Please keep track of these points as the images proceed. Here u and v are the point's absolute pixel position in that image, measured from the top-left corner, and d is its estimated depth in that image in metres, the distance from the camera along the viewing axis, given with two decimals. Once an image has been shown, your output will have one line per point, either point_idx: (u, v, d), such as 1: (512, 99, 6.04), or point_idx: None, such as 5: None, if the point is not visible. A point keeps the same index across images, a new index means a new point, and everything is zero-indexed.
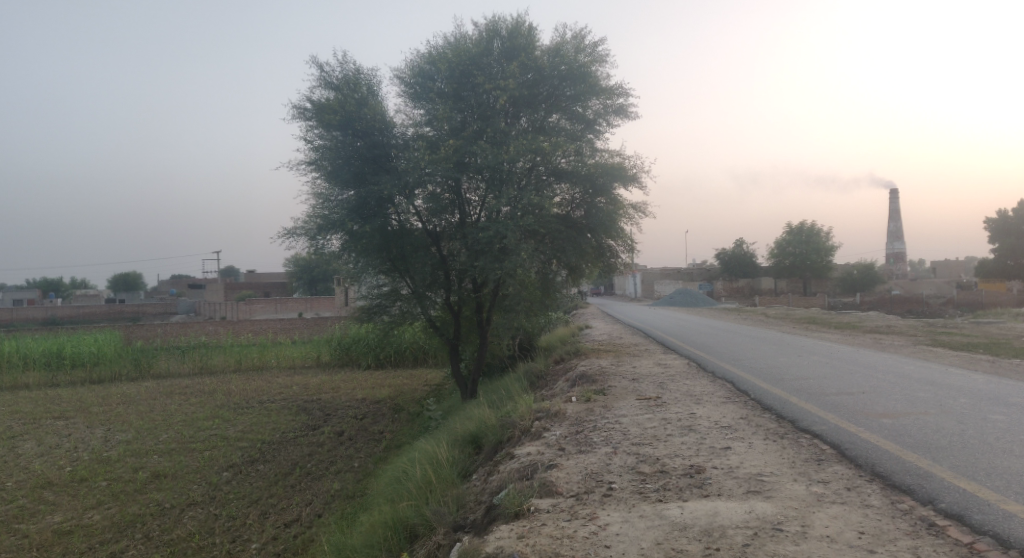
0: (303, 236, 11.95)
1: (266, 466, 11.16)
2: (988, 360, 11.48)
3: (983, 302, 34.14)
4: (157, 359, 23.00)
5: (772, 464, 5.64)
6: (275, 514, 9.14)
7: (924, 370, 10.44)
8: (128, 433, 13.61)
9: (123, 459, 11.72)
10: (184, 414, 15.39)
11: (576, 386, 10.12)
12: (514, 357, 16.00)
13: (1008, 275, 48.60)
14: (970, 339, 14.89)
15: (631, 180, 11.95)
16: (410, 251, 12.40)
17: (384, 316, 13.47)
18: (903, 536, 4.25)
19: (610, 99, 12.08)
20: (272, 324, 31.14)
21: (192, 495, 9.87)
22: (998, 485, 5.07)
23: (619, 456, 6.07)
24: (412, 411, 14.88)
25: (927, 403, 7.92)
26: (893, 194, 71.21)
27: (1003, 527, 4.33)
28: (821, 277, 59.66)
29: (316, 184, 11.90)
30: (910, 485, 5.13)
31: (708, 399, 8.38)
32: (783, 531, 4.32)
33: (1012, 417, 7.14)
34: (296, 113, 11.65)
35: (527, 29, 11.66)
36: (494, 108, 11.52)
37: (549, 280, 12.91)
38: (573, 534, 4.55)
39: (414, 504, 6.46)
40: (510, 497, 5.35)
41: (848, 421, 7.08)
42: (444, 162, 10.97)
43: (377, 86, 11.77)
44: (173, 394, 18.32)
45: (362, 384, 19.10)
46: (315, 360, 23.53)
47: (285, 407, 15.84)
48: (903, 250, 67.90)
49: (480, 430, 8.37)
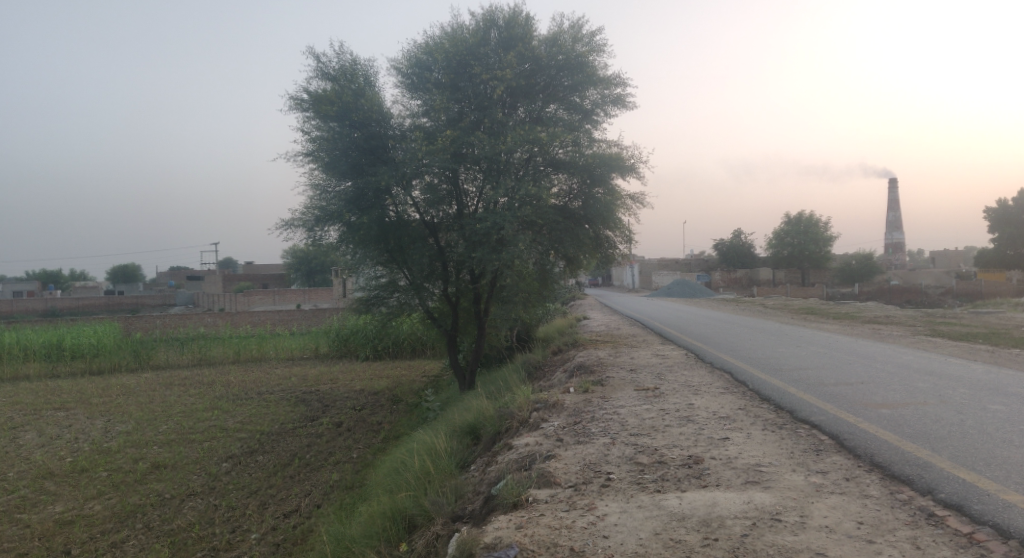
0: (300, 227, 11.92)
1: (266, 457, 11.16)
2: (988, 350, 11.46)
3: (982, 292, 34.00)
4: (157, 350, 22.98)
5: (771, 454, 5.63)
6: (274, 505, 9.14)
7: (923, 360, 10.42)
8: (128, 424, 13.60)
9: (123, 449, 11.73)
10: (183, 405, 15.38)
11: (573, 377, 10.11)
12: (512, 348, 16.00)
13: (1008, 264, 48.53)
14: (968, 329, 14.85)
15: (629, 170, 11.88)
16: (408, 242, 12.32)
17: (382, 307, 13.43)
18: (902, 526, 4.24)
19: (608, 89, 12.03)
20: (270, 315, 31.06)
21: (191, 486, 9.87)
22: (997, 475, 5.06)
23: (616, 447, 6.06)
24: (410, 402, 14.90)
25: (926, 394, 7.90)
26: (892, 183, 71.17)
27: (1003, 517, 4.32)
28: (820, 268, 59.56)
29: (314, 175, 11.84)
30: (908, 475, 5.12)
31: (707, 390, 8.36)
32: (781, 521, 4.32)
33: (1012, 407, 7.13)
34: (293, 104, 11.58)
35: (523, 18, 11.58)
36: (492, 98, 11.48)
37: (547, 271, 12.87)
38: (571, 525, 4.54)
39: (413, 495, 6.45)
40: (509, 488, 5.34)
41: (847, 412, 7.05)
42: (442, 153, 10.90)
43: (374, 76, 11.70)
44: (172, 385, 18.32)
45: (361, 376, 19.11)
46: (313, 351, 23.56)
47: (284, 398, 15.83)
48: (901, 240, 67.96)
49: (478, 421, 8.36)
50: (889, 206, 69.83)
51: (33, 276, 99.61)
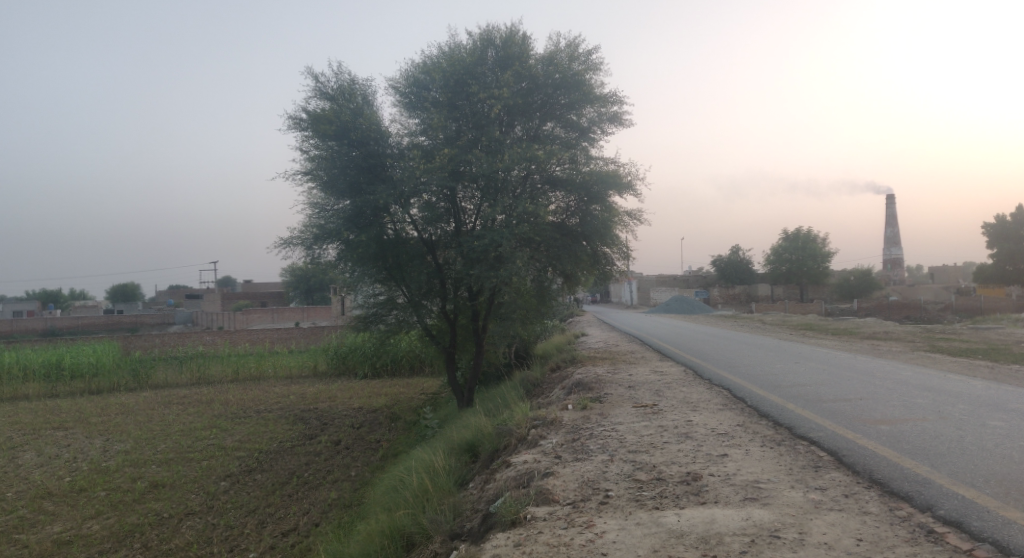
0: (299, 245, 11.96)
1: (264, 476, 11.10)
2: (986, 366, 11.44)
3: (981, 308, 34.17)
4: (156, 369, 22.92)
5: (769, 471, 5.62)
6: (273, 523, 9.08)
7: (921, 376, 10.42)
8: (127, 443, 13.52)
9: (121, 469, 11.66)
10: (182, 424, 15.31)
11: (572, 394, 10.08)
12: (510, 365, 16.00)
13: (1007, 279, 48.59)
14: (968, 345, 14.82)
15: (626, 188, 11.92)
16: (405, 259, 12.35)
17: (380, 324, 13.36)
18: (902, 543, 4.23)
19: (605, 107, 12.12)
20: (269, 333, 30.99)
21: (190, 505, 9.81)
22: (996, 491, 5.06)
23: (615, 463, 6.06)
24: (409, 420, 14.84)
25: (924, 410, 7.90)
26: (891, 199, 70.97)
27: (1003, 534, 4.31)
28: (818, 283, 59.57)
29: (313, 194, 11.96)
30: (908, 491, 5.12)
31: (705, 407, 8.34)
32: (780, 538, 4.31)
33: (1012, 423, 7.13)
34: (292, 123, 11.67)
35: (521, 38, 11.73)
36: (489, 117, 11.53)
37: (545, 288, 12.87)
38: (570, 542, 4.52)
39: (411, 512, 6.42)
40: (508, 506, 5.32)
41: (846, 427, 7.06)
42: (440, 171, 10.96)
43: (371, 95, 11.83)
44: (171, 404, 18.23)
45: (359, 393, 19.03)
46: (312, 369, 23.45)
47: (282, 416, 15.76)
48: (900, 256, 67.98)
49: (476, 438, 8.33)
50: (887, 221, 69.77)
51: (34, 296, 99.89)
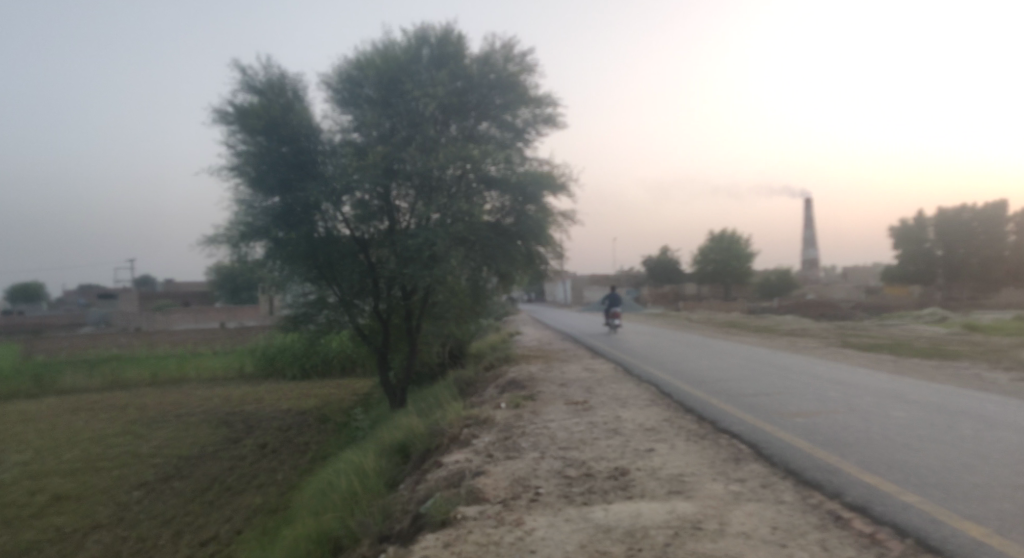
0: (225, 243, 11.59)
1: (182, 483, 10.68)
2: (891, 360, 12.18)
3: (889, 306, 36.30)
4: (62, 373, 21.68)
5: (693, 464, 5.81)
6: (191, 533, 8.76)
7: (834, 370, 10.98)
8: (27, 454, 12.75)
9: (20, 481, 10.98)
10: (92, 431, 14.53)
11: (506, 392, 10.14)
12: (443, 364, 15.95)
13: (911, 279, 51.81)
14: (876, 341, 15.71)
15: (560, 188, 12.08)
16: (336, 258, 12.04)
17: (309, 325, 12.95)
18: (813, 529, 4.45)
19: (539, 108, 12.15)
20: (191, 334, 29.81)
21: (98, 517, 9.34)
22: (897, 477, 5.39)
23: (546, 461, 6.13)
24: (339, 421, 14.58)
25: (837, 402, 8.32)
26: (809, 201, 74.47)
27: (901, 517, 4.60)
28: (742, 282, 61.90)
29: (238, 190, 11.60)
30: (819, 480, 5.39)
31: (634, 403, 8.56)
32: (701, 529, 4.46)
33: (913, 413, 7.62)
34: (217, 117, 11.29)
35: (456, 37, 11.71)
36: (424, 115, 11.47)
37: (481, 287, 12.77)
38: (500, 541, 4.55)
39: (340, 516, 6.32)
40: (437, 506, 5.31)
41: (765, 421, 7.37)
42: (373, 169, 10.89)
43: (302, 90, 11.54)
44: (80, 410, 17.29)
45: (288, 395, 18.55)
46: (238, 371, 22.71)
47: (204, 421, 15.20)
48: (816, 257, 71.34)
49: (408, 439, 8.27)
50: (805, 223, 73.12)
51: None
